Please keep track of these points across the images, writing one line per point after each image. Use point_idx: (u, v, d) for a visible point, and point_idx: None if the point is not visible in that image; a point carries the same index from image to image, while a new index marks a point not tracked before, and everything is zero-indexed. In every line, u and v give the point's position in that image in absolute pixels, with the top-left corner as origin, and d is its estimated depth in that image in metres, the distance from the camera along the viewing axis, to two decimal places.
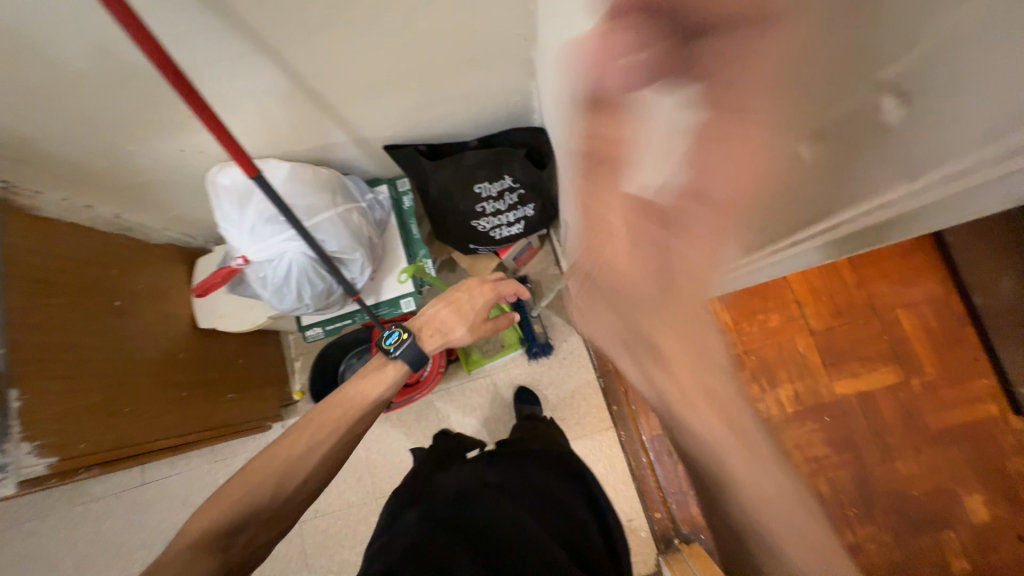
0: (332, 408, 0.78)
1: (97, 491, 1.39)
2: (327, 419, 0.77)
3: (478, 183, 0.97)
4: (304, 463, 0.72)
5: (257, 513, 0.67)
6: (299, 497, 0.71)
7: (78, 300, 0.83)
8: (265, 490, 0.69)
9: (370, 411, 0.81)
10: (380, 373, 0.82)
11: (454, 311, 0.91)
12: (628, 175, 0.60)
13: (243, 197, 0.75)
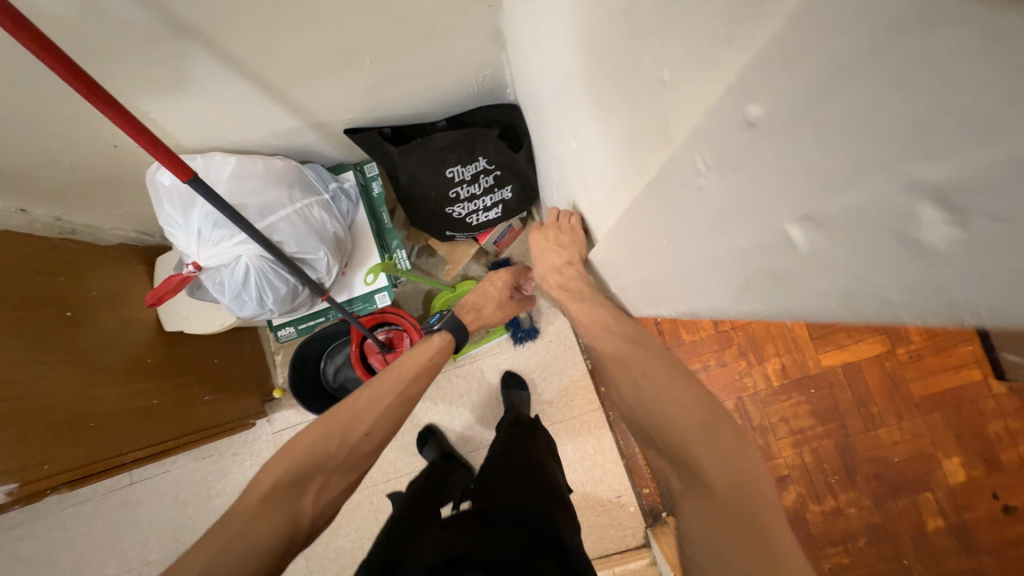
0: (393, 368, 0.84)
1: (86, 492, 1.38)
2: (392, 378, 0.82)
3: (449, 168, 0.90)
4: (371, 413, 0.76)
5: (325, 462, 0.69)
6: (364, 450, 0.73)
7: (28, 312, 0.77)
8: (326, 445, 0.70)
9: (430, 375, 0.87)
10: (429, 341, 0.90)
11: (483, 292, 1.02)
12: (597, 176, 0.53)
13: (187, 202, 0.68)
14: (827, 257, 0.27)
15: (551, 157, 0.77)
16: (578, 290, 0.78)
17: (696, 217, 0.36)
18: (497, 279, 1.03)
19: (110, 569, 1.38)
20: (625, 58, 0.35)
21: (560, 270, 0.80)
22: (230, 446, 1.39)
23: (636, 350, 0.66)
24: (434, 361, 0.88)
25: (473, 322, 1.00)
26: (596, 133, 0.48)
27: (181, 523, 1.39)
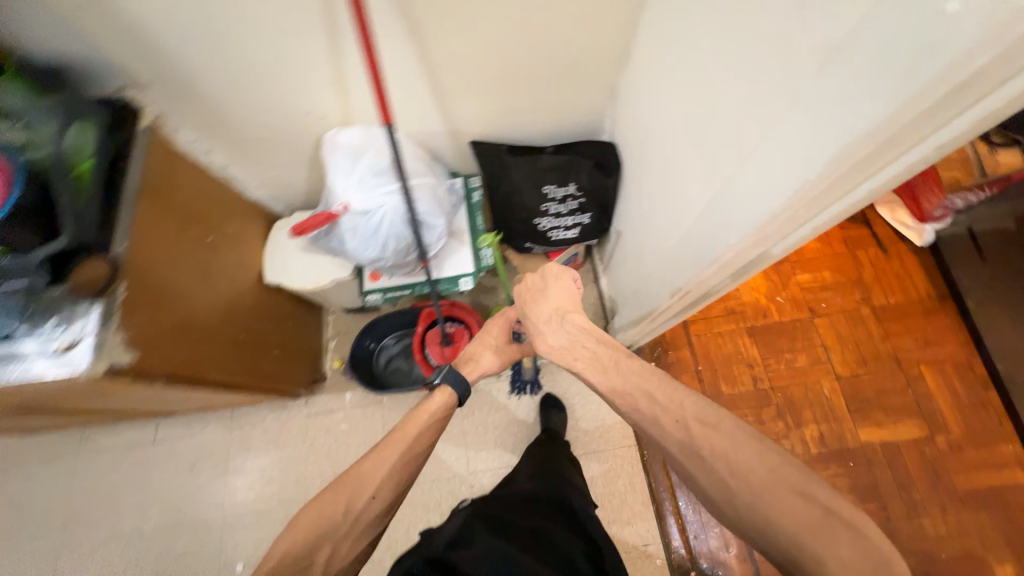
0: (398, 432, 0.81)
1: (110, 442, 1.39)
2: (397, 438, 0.80)
3: (546, 185, 1.08)
4: (376, 477, 0.75)
5: (331, 533, 0.70)
6: (372, 517, 0.73)
7: (185, 224, 0.90)
8: (334, 513, 0.71)
9: (434, 434, 0.84)
10: (430, 398, 0.87)
11: (480, 342, 1.01)
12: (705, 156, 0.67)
13: (357, 151, 0.86)
14: (966, 22, 0.32)
15: (645, 174, 0.94)
16: (594, 357, 0.83)
17: (809, 109, 0.46)
18: (491, 328, 1.03)
19: (100, 530, 1.32)
20: (762, 39, 0.51)
21: (547, 320, 0.91)
22: (260, 424, 1.40)
23: (713, 432, 0.67)
24: (440, 415, 0.86)
25: (473, 374, 0.98)
26: (732, 100, 0.58)
27: (186, 494, 1.35)
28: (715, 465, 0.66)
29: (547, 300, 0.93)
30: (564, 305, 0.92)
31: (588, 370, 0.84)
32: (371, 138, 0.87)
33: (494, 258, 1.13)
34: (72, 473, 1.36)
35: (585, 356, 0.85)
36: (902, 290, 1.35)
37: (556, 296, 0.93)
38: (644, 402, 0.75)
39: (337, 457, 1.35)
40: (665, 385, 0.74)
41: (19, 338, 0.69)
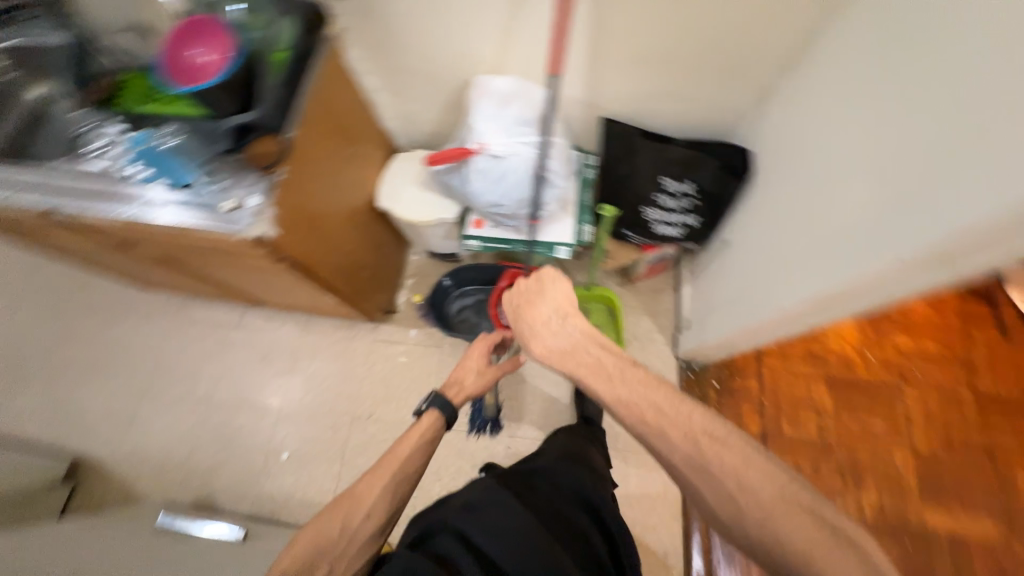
0: (389, 456, 0.83)
1: (202, 317, 1.55)
2: (386, 462, 0.81)
3: (666, 177, 1.08)
4: (368, 496, 0.77)
5: (328, 550, 0.72)
6: (368, 534, 0.75)
7: (337, 131, 0.98)
8: (330, 530, 0.73)
9: (425, 454, 0.86)
10: (418, 422, 0.88)
11: (463, 367, 1.03)
12: (887, 171, 0.65)
13: (508, 99, 0.92)
14: None
15: (782, 186, 0.92)
16: (599, 367, 0.75)
17: None
18: (473, 352, 1.04)
19: (176, 390, 1.48)
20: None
21: (546, 322, 0.81)
22: (328, 336, 1.50)
23: (722, 449, 0.65)
24: (431, 437, 0.87)
25: (459, 397, 0.99)
26: (947, 117, 0.56)
27: (252, 380, 1.48)
28: (722, 480, 0.63)
29: (544, 300, 0.83)
30: (564, 306, 0.83)
31: (591, 381, 0.74)
32: (521, 89, 0.93)
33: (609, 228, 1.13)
34: (166, 335, 1.53)
35: (588, 364, 0.76)
36: (1015, 381, 1.24)
37: (554, 294, 0.83)
38: (651, 416, 0.69)
39: (390, 385, 1.43)
40: (674, 399, 0.69)
41: (199, 181, 0.80)
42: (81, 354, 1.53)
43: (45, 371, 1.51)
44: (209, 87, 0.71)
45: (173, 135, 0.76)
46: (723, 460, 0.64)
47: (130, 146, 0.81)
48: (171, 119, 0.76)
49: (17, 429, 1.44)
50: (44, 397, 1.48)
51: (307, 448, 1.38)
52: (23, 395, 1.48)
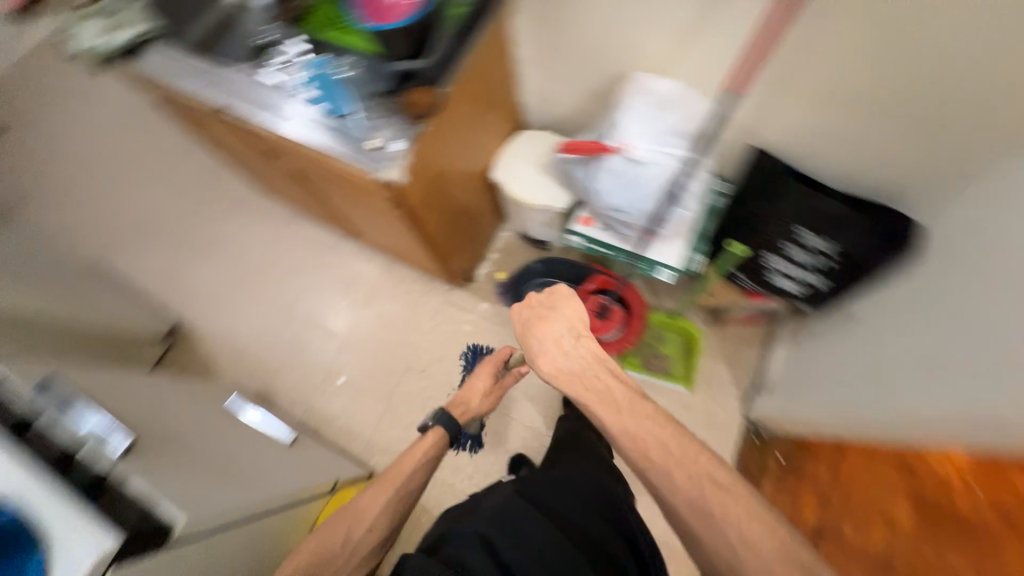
0: (390, 471, 0.87)
1: (303, 233, 1.67)
2: (387, 478, 0.86)
3: (802, 229, 0.98)
4: (370, 511, 0.82)
5: (332, 558, 0.77)
6: (370, 546, 0.80)
7: (481, 95, 0.99)
8: (335, 539, 0.78)
9: (427, 472, 0.89)
10: (423, 440, 0.91)
11: (470, 387, 1.06)
12: None
13: (664, 105, 0.87)
14: None
15: (949, 277, 0.79)
16: (605, 393, 0.79)
17: None
18: (480, 373, 1.06)
19: (264, 292, 1.62)
20: None
21: (558, 339, 0.85)
22: (407, 284, 1.56)
23: (723, 494, 0.68)
24: (432, 458, 0.90)
25: (465, 417, 1.05)
26: None
27: (327, 304, 1.58)
28: (723, 527, 0.66)
29: (558, 318, 0.86)
30: (576, 326, 0.86)
31: (595, 407, 0.78)
32: (682, 97, 0.87)
33: (729, 265, 1.10)
34: (269, 241, 1.68)
35: (594, 389, 0.79)
36: None
37: (569, 314, 0.87)
38: (656, 452, 0.72)
39: (450, 348, 1.47)
40: (680, 438, 0.72)
41: (349, 112, 0.82)
42: (203, 233, 1.72)
43: (173, 238, 1.72)
44: (376, 28, 0.75)
45: (349, 66, 0.82)
46: (729, 510, 0.66)
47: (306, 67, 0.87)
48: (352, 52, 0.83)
49: (141, 279, 1.67)
50: (167, 260, 1.69)
51: (360, 381, 1.47)
52: (152, 253, 1.71)
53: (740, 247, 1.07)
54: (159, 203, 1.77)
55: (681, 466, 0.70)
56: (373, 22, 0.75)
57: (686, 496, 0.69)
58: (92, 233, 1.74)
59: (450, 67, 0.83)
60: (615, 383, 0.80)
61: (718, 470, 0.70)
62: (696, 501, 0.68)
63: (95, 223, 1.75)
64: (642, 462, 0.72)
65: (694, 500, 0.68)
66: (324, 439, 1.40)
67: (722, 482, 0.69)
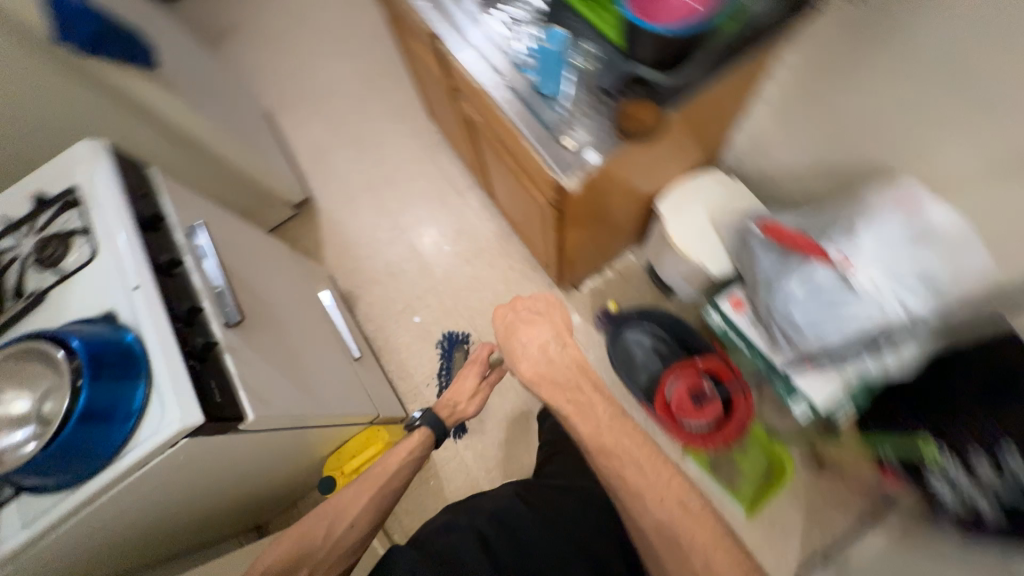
0: (371, 472, 0.90)
1: (442, 166, 1.67)
2: (370, 478, 0.89)
3: (1005, 435, 0.75)
4: (352, 508, 0.84)
5: (312, 549, 0.78)
6: (349, 541, 0.82)
7: (698, 123, 0.84)
8: (317, 531, 0.79)
9: (407, 474, 0.94)
10: (410, 441, 0.97)
11: (457, 390, 1.12)
12: None
13: (923, 238, 0.69)
14: None
15: None
16: (576, 402, 0.88)
17: None
18: (468, 375, 1.13)
19: (385, 203, 1.66)
20: None
21: (539, 345, 0.93)
22: (512, 258, 1.51)
23: (687, 520, 0.75)
24: (409, 464, 0.94)
25: (452, 418, 1.09)
26: None
27: (432, 242, 1.59)
28: (691, 555, 0.72)
29: (543, 325, 0.95)
30: (561, 335, 0.95)
31: (574, 418, 0.86)
32: (959, 238, 0.69)
33: (911, 461, 0.86)
34: (411, 159, 1.70)
35: (576, 399, 0.88)
36: None
37: (553, 325, 0.95)
38: (631, 472, 0.79)
39: None
40: (655, 461, 0.81)
41: (549, 93, 0.72)
42: (359, 124, 1.79)
43: (335, 118, 1.81)
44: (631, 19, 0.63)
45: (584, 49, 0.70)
46: (695, 535, 0.73)
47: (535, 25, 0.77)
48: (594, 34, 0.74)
49: (296, 144, 1.79)
50: (321, 135, 1.79)
51: (430, 327, 1.48)
52: (313, 124, 1.82)
53: (936, 453, 0.82)
54: (336, 82, 1.86)
55: (655, 490, 0.77)
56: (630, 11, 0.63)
57: (654, 519, 0.75)
58: (277, 85, 1.88)
59: (690, 89, 0.68)
60: (584, 388, 0.90)
61: (693, 500, 0.78)
62: (664, 526, 0.75)
63: (281, 77, 1.90)
64: (617, 481, 0.79)
65: (663, 527, 0.74)
66: (379, 360, 1.46)
67: (691, 508, 0.76)
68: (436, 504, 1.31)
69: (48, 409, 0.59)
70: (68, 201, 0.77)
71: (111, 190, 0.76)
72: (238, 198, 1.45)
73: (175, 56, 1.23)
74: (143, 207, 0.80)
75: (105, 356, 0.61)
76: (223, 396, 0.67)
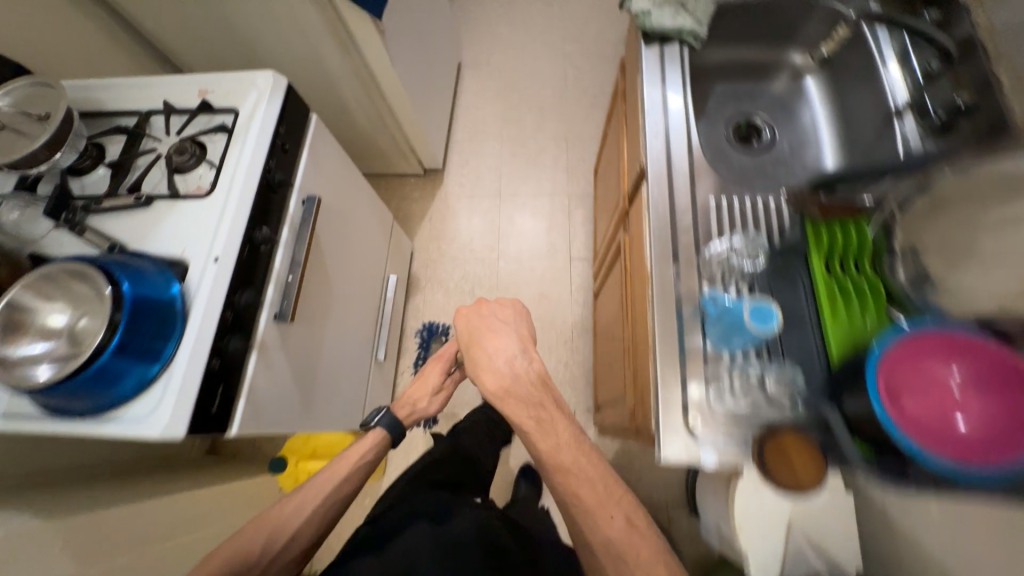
0: (322, 476, 0.83)
1: (574, 225, 1.54)
2: (326, 477, 0.83)
3: None
4: (296, 521, 0.78)
5: (249, 564, 0.73)
6: (289, 555, 0.77)
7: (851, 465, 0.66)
8: (252, 547, 0.74)
9: (361, 478, 0.87)
10: (363, 443, 0.89)
11: (417, 388, 0.98)
12: None
13: None
14: None
15: None
16: (534, 417, 0.68)
17: None
18: (431, 372, 0.99)
19: (499, 220, 1.58)
20: None
21: (496, 346, 0.75)
22: (572, 358, 1.39)
23: (636, 537, 0.62)
24: (359, 465, 0.87)
25: (411, 419, 0.97)
26: None
27: (514, 288, 1.49)
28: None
29: (505, 330, 0.76)
30: (523, 340, 0.76)
31: (531, 436, 0.67)
32: None
33: None
34: (551, 197, 1.59)
35: (538, 416, 0.68)
36: None
37: (514, 334, 0.76)
38: (587, 497, 0.62)
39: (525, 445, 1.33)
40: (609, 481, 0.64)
41: (710, 340, 0.59)
42: (528, 130, 1.69)
43: (515, 110, 1.72)
44: (873, 358, 0.46)
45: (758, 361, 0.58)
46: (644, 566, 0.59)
47: (755, 248, 0.61)
48: (810, 315, 0.59)
49: (466, 111, 1.74)
50: (492, 118, 1.72)
51: None
52: (492, 103, 1.75)
53: None
54: (536, 77, 1.77)
55: (608, 525, 0.61)
56: (879, 348, 0.46)
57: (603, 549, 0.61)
58: (490, 46, 1.82)
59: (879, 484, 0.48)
60: (546, 392, 0.71)
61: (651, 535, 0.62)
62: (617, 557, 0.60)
63: (493, 44, 1.85)
64: (571, 497, 0.63)
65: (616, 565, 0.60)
66: (399, 358, 1.43)
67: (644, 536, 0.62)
68: (360, 512, 1.34)
69: (80, 327, 0.59)
70: (224, 127, 0.75)
71: (259, 139, 0.74)
72: (381, 140, 1.44)
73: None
74: (276, 170, 0.76)
75: (148, 313, 0.59)
76: (221, 407, 0.65)
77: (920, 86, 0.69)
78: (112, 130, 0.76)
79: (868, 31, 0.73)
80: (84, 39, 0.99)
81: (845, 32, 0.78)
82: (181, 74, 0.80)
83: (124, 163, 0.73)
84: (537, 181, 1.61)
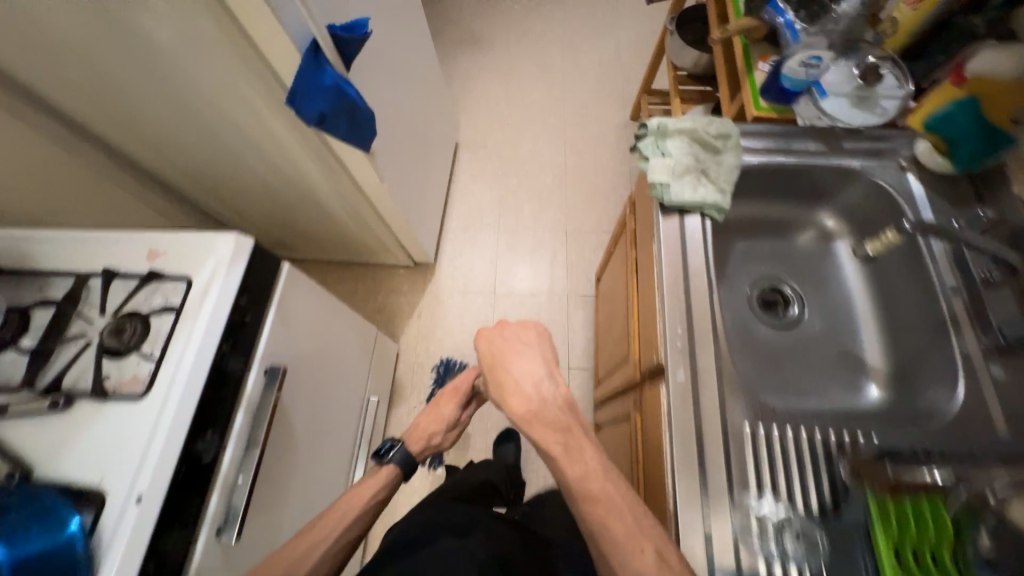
0: (339, 504, 0.69)
1: (572, 325, 1.45)
2: (343, 506, 0.69)
3: None
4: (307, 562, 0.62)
5: None
6: None
7: None
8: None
9: (376, 511, 0.73)
10: (373, 475, 0.75)
11: (430, 418, 0.87)
12: None
13: None
14: None
15: None
16: (562, 437, 0.56)
17: None
18: (446, 403, 0.88)
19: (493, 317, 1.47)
20: None
21: (519, 360, 0.63)
22: None
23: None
24: (378, 499, 0.73)
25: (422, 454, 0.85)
26: None
27: None
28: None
29: (528, 344, 0.64)
30: (546, 355, 0.64)
31: (557, 465, 0.55)
32: None
33: None
34: (548, 293, 1.49)
35: (566, 441, 0.56)
36: None
37: (538, 347, 0.64)
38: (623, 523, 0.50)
39: None
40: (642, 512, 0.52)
41: None
42: (526, 219, 1.61)
43: (510, 197, 1.65)
44: None
45: None
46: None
47: (810, 527, 0.52)
48: None
49: (460, 195, 1.67)
50: (487, 203, 1.65)
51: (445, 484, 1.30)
52: (487, 188, 1.68)
53: None
54: (536, 162, 1.71)
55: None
56: None
57: None
58: (485, 129, 1.78)
59: None
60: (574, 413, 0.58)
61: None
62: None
63: (488, 125, 1.79)
64: (597, 525, 0.51)
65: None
66: None
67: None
68: None
69: None
70: (171, 306, 0.64)
71: (212, 325, 0.62)
72: (368, 238, 1.35)
73: (398, 109, 1.10)
74: (232, 357, 0.65)
75: None
76: None
77: (980, 299, 0.62)
78: (38, 302, 0.64)
79: (925, 245, 0.66)
80: (38, 165, 0.87)
81: (894, 236, 0.69)
82: (128, 230, 0.69)
83: (45, 349, 0.61)
84: (534, 275, 1.52)
